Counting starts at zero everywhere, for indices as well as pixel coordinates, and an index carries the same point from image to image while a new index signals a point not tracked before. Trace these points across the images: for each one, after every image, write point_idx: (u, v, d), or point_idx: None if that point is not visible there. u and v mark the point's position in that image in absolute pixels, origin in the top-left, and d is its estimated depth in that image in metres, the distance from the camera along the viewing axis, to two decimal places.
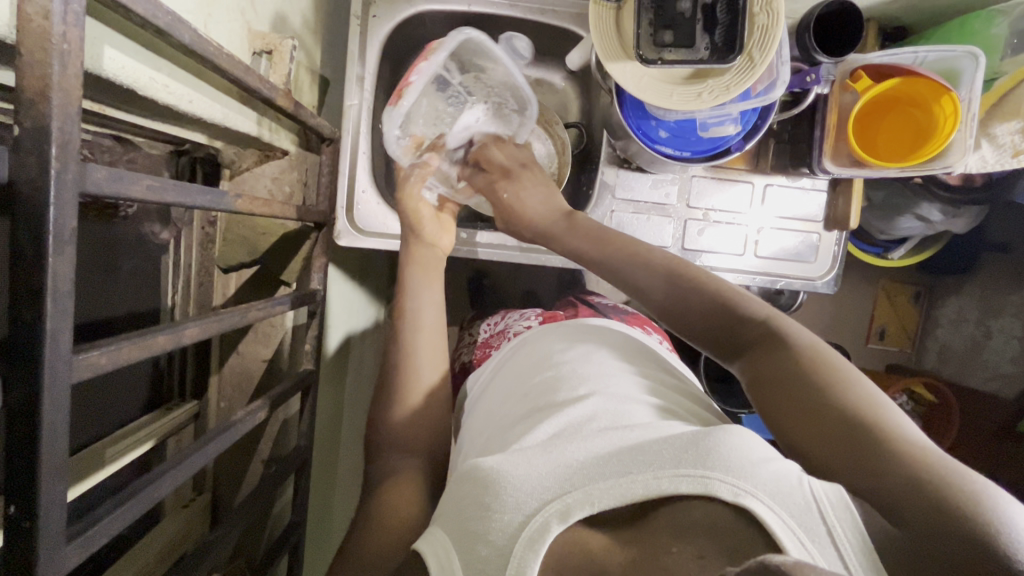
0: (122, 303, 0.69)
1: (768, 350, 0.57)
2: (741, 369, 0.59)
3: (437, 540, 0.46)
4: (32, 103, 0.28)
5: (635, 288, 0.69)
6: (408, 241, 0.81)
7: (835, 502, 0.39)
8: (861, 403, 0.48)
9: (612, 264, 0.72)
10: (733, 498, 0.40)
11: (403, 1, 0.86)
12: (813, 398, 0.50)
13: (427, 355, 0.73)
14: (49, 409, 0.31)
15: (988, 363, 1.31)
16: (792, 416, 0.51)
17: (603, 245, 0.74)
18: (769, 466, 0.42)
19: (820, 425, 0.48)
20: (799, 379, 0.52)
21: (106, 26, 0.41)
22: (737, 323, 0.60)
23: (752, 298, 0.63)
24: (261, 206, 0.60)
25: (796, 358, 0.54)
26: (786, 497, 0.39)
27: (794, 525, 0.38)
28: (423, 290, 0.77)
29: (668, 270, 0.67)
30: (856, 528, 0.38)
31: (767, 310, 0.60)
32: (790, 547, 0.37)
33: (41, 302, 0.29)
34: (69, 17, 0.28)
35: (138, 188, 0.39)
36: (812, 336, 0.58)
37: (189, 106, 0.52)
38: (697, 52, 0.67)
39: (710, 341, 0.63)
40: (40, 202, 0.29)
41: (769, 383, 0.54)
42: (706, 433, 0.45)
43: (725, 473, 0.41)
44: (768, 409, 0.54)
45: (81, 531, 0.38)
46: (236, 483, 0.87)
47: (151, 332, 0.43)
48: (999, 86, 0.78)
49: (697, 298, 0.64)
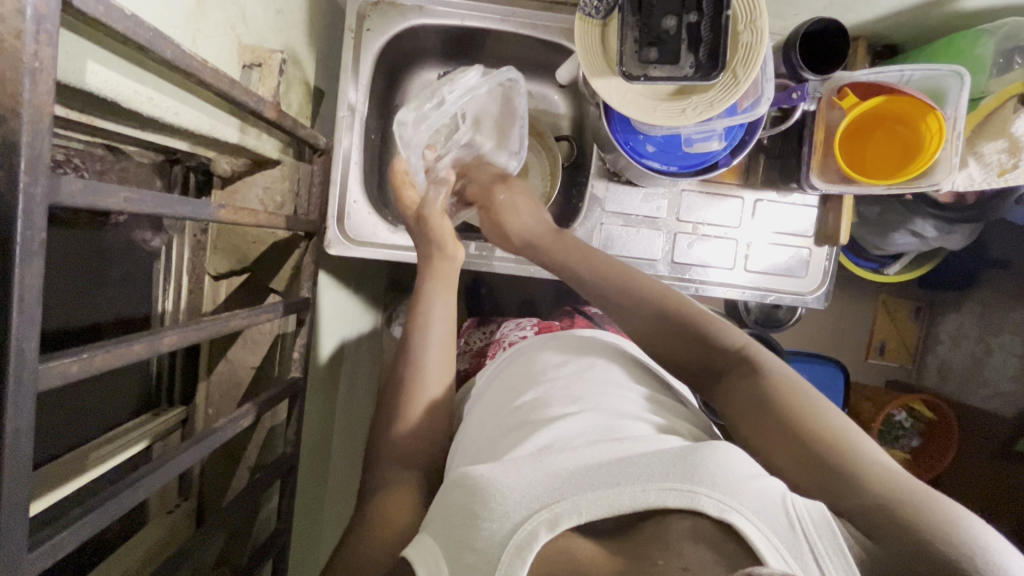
0: (109, 309, 0.70)
1: (742, 378, 0.57)
2: (717, 394, 0.60)
3: (427, 548, 0.46)
4: (3, 119, 0.29)
5: (620, 311, 0.70)
6: (427, 255, 0.80)
7: (817, 520, 0.40)
8: (838, 429, 0.49)
9: (601, 289, 0.72)
10: (719, 513, 0.40)
11: (396, 15, 0.88)
12: (791, 419, 0.51)
13: (438, 372, 0.72)
14: (13, 417, 0.31)
15: (989, 381, 1.30)
16: (767, 436, 0.52)
17: (593, 265, 0.74)
18: (755, 483, 0.42)
19: (802, 448, 0.49)
20: (774, 402, 0.53)
21: (89, 41, 0.42)
22: (715, 352, 0.61)
23: (733, 327, 0.64)
24: (247, 215, 0.60)
25: (773, 382, 0.55)
26: (770, 514, 0.40)
27: (777, 543, 0.39)
28: (434, 303, 0.75)
29: (656, 297, 0.69)
30: (838, 544, 0.38)
31: (744, 339, 0.61)
32: (772, 560, 0.38)
33: (5, 313, 0.30)
34: (41, 37, 0.30)
35: (116, 200, 0.40)
36: (787, 367, 0.58)
37: (175, 118, 0.54)
38: (680, 70, 0.68)
39: (693, 366, 0.63)
40: (7, 216, 0.30)
41: (753, 406, 0.54)
42: (693, 449, 0.45)
43: (711, 488, 0.41)
44: (745, 429, 0.54)
45: (46, 538, 0.38)
46: (222, 488, 0.87)
47: (127, 339, 0.44)
48: (987, 104, 0.77)
49: (682, 326, 0.65)
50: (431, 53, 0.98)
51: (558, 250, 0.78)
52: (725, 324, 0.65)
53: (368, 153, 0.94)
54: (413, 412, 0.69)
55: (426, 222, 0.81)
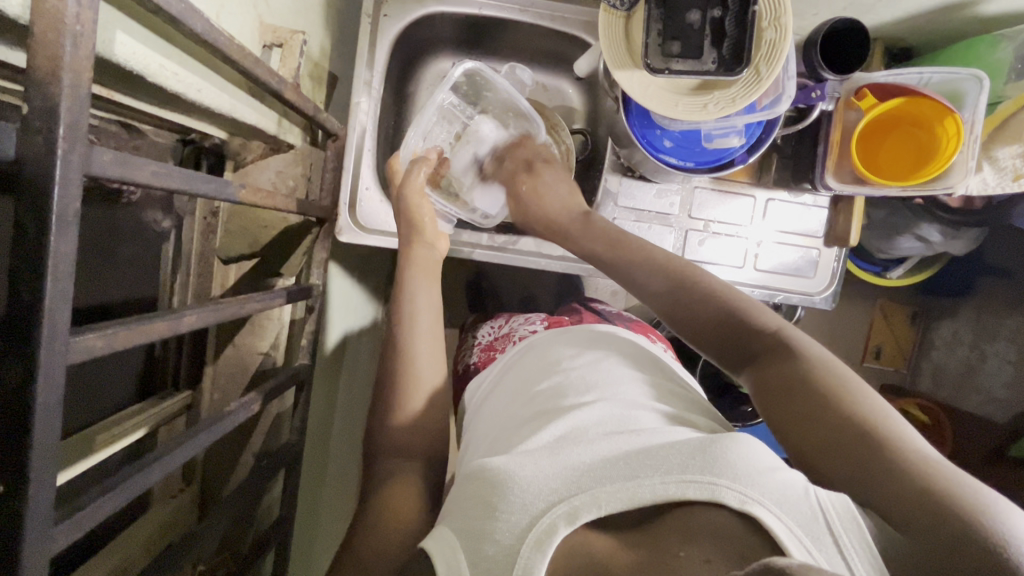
0: (119, 290, 0.69)
1: (776, 360, 0.58)
2: (749, 377, 0.60)
3: (444, 539, 0.46)
4: (43, 83, 0.29)
5: (646, 293, 0.71)
6: (407, 240, 0.79)
7: (842, 512, 0.39)
8: (870, 415, 0.49)
9: (626, 269, 0.73)
10: (741, 505, 0.40)
11: (414, 2, 0.87)
12: (821, 406, 0.51)
13: (428, 358, 0.71)
14: (43, 388, 0.31)
15: (982, 387, 1.31)
16: (795, 422, 0.52)
17: (620, 249, 0.75)
18: (777, 475, 0.42)
19: (830, 436, 0.49)
20: (804, 387, 0.53)
21: (118, 11, 0.41)
22: (746, 335, 0.62)
23: (765, 310, 0.64)
24: (264, 198, 0.59)
25: (806, 367, 0.55)
26: (793, 506, 0.40)
27: (800, 533, 0.38)
28: (419, 293, 0.74)
29: (680, 279, 0.69)
30: (863, 538, 0.38)
31: (778, 322, 0.61)
32: (796, 551, 0.37)
33: (41, 283, 0.30)
34: (83, 0, 0.29)
35: (144, 174, 0.39)
36: (823, 349, 0.58)
37: (197, 95, 0.53)
38: (704, 64, 0.67)
39: (723, 347, 0.63)
40: (45, 183, 0.29)
41: (783, 393, 0.55)
42: (713, 441, 0.45)
43: (732, 480, 0.41)
44: (773, 414, 0.55)
45: (68, 516, 0.38)
46: (225, 476, 0.86)
47: (149, 317, 0.43)
48: (1002, 110, 0.79)
49: (711, 309, 0.65)
50: (446, 42, 0.97)
51: (581, 231, 0.80)
52: (755, 303, 0.65)
53: (381, 141, 0.93)
54: (412, 403, 0.68)
55: (406, 203, 0.79)
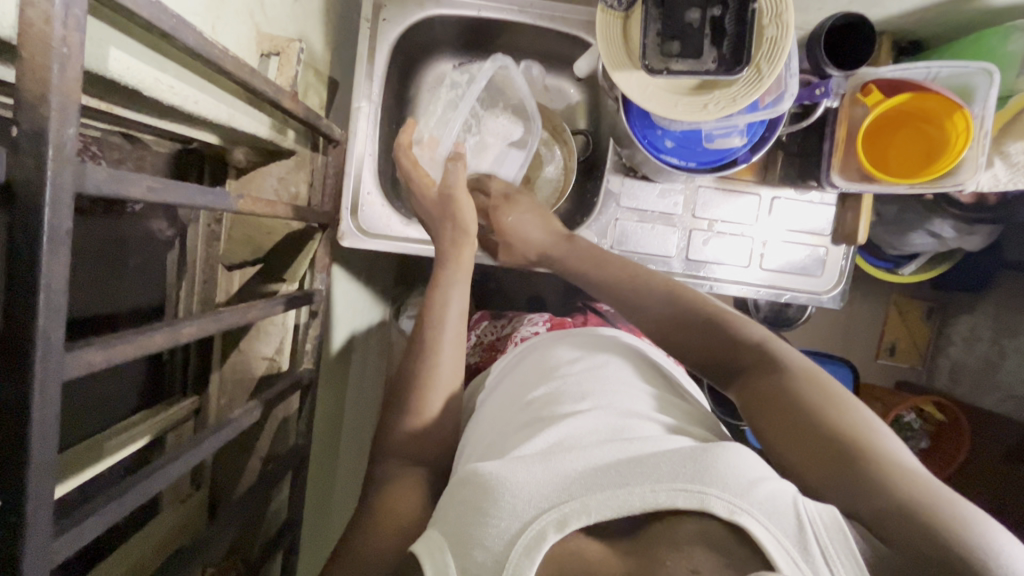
0: (125, 298, 0.70)
1: (761, 372, 0.56)
2: (733, 386, 0.59)
3: (435, 541, 0.46)
4: (32, 105, 0.29)
5: (633, 308, 0.70)
6: (448, 234, 0.79)
7: (828, 523, 0.39)
8: (857, 426, 0.48)
9: (611, 286, 0.74)
10: (730, 515, 0.39)
11: (413, 5, 0.87)
12: (810, 415, 0.50)
13: (452, 359, 0.71)
14: (39, 403, 0.31)
15: (1001, 383, 1.28)
16: (780, 432, 0.51)
17: (606, 268, 0.75)
18: (765, 485, 0.41)
19: (816, 445, 0.48)
20: (793, 395, 0.52)
21: (112, 28, 0.42)
22: (732, 344, 0.61)
23: (750, 322, 0.63)
24: (265, 206, 0.59)
25: (790, 376, 0.54)
26: (781, 517, 0.39)
27: (788, 545, 0.38)
28: (442, 292, 0.75)
29: (667, 290, 0.69)
30: (848, 548, 0.38)
31: (763, 333, 0.60)
32: (783, 565, 0.37)
33: (35, 302, 0.30)
34: (70, 22, 0.29)
35: (139, 189, 0.39)
36: (806, 359, 0.57)
37: (195, 107, 0.53)
38: (703, 64, 0.66)
39: (709, 356, 0.63)
40: (37, 204, 0.29)
41: (768, 404, 0.53)
42: (704, 449, 0.44)
43: (722, 489, 0.41)
44: (758, 421, 0.54)
45: (71, 526, 0.38)
46: (234, 479, 0.87)
47: (149, 329, 0.43)
48: (1013, 104, 0.77)
49: (694, 319, 0.65)
50: (447, 45, 0.97)
51: (569, 258, 0.80)
52: (730, 313, 0.65)
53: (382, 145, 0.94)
54: (422, 407, 0.68)
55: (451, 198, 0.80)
